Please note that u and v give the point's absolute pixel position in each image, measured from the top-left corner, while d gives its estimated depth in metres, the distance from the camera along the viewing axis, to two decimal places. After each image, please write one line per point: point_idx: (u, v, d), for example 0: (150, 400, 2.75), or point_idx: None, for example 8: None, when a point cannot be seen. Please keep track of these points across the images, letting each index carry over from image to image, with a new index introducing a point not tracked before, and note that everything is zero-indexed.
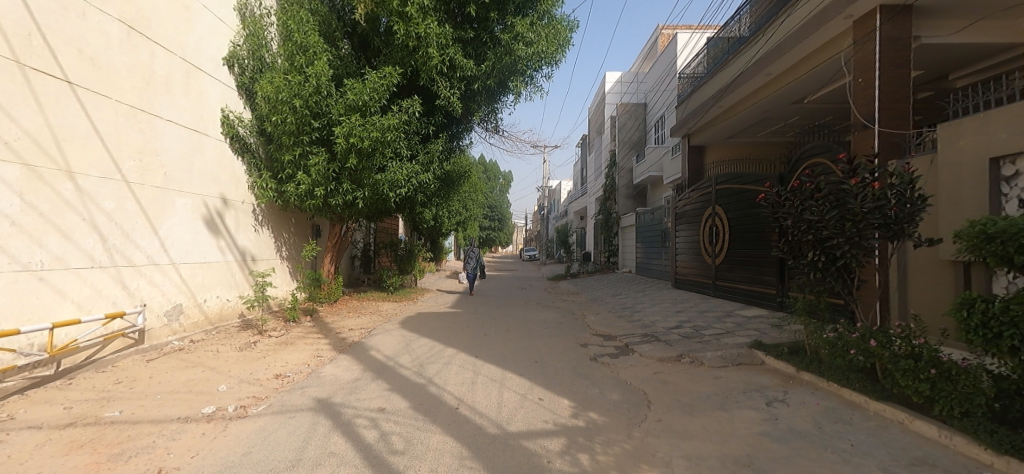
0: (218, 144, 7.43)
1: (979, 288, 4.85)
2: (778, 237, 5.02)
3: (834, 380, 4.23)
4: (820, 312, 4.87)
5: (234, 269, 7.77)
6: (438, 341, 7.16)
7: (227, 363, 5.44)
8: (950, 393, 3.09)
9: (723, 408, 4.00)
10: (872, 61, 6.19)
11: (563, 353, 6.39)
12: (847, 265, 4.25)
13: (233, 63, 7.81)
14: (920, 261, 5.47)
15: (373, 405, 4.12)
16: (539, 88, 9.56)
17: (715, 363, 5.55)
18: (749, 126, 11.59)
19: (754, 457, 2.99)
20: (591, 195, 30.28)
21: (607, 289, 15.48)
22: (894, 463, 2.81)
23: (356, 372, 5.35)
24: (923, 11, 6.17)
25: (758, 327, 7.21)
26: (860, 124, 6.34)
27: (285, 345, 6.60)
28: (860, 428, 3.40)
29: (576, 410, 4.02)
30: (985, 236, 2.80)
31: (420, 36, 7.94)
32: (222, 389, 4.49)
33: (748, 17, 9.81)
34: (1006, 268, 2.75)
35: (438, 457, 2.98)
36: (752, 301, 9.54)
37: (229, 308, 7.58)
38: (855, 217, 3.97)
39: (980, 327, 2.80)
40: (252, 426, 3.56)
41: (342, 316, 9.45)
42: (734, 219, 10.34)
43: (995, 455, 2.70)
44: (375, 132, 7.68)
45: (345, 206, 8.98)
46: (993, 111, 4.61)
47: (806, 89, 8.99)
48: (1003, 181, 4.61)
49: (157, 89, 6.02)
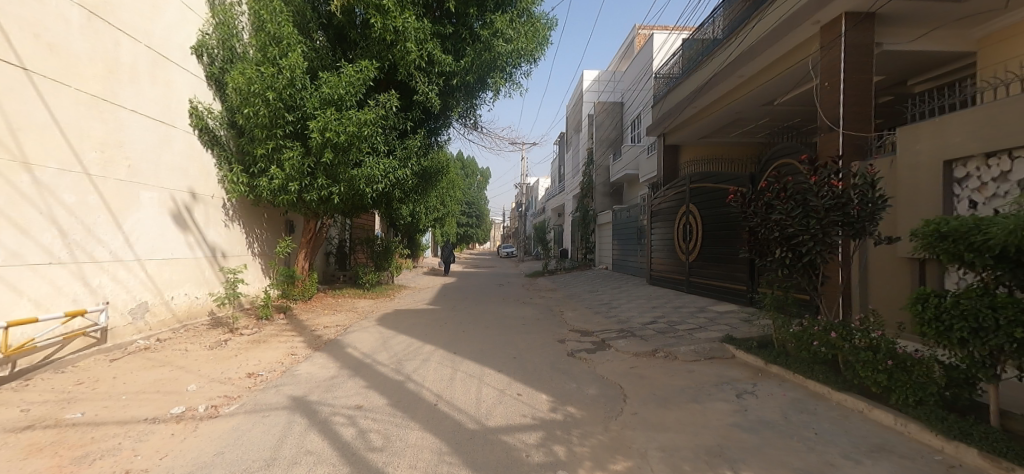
0: (187, 136, 7.18)
1: (933, 283, 5.11)
2: (746, 236, 5.20)
3: (800, 373, 4.41)
4: (787, 307, 5.07)
5: (203, 265, 7.53)
6: (417, 338, 7.12)
7: (196, 362, 5.28)
8: (906, 383, 3.29)
9: (696, 400, 4.13)
10: (837, 66, 6.46)
11: (541, 348, 6.45)
12: (813, 262, 4.40)
13: (203, 53, 7.54)
14: (879, 257, 5.75)
15: (350, 402, 4.07)
16: (517, 85, 9.57)
17: (689, 357, 5.69)
18: (721, 126, 11.89)
19: (725, 447, 3.10)
20: (568, 193, 30.32)
21: (584, 285, 15.65)
22: (855, 450, 2.96)
23: (332, 370, 5.29)
24: (883, 20, 6.49)
25: (730, 322, 7.45)
26: (826, 127, 6.60)
27: (257, 343, 6.45)
28: (824, 418, 3.57)
29: (555, 404, 4.08)
30: (938, 234, 2.96)
31: (398, 30, 7.85)
32: (192, 388, 4.38)
33: (722, 19, 10.04)
34: (956, 264, 2.92)
35: (417, 453, 2.99)
36: (724, 297, 9.83)
37: (197, 306, 7.33)
38: (818, 215, 4.14)
39: (933, 320, 2.96)
40: (225, 426, 3.48)
41: (317, 313, 9.33)
42: (708, 217, 10.58)
43: (945, 440, 2.87)
44: (351, 127, 7.57)
45: (321, 202, 8.80)
46: (947, 115, 4.88)
47: (777, 92, 9.25)
48: (955, 183, 4.91)
49: (121, 77, 5.78)
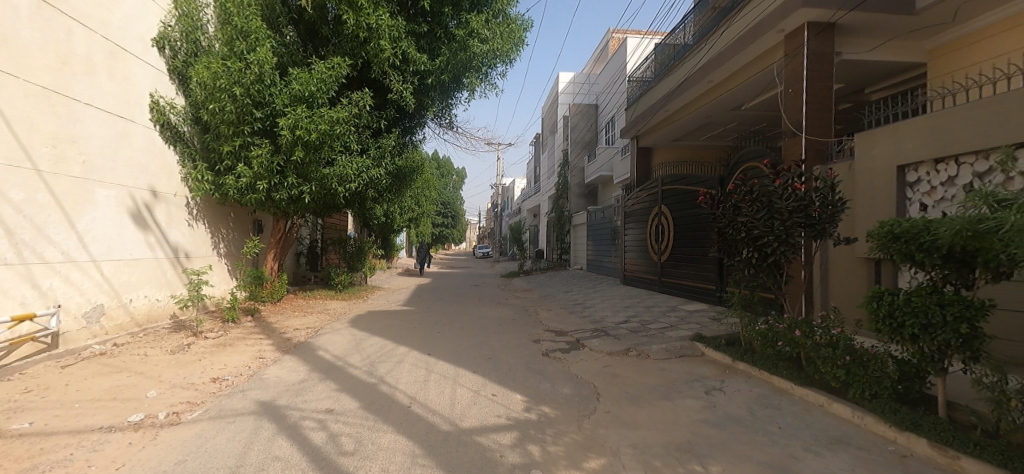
0: (147, 132, 6.88)
1: (888, 282, 5.38)
2: (715, 237, 5.34)
3: (765, 369, 4.56)
4: (754, 306, 5.24)
5: (164, 266, 7.23)
6: (390, 340, 7.02)
7: (157, 368, 5.06)
8: (862, 377, 3.44)
9: (667, 398, 4.21)
10: (800, 73, 6.72)
11: (516, 349, 6.46)
12: (777, 262, 4.55)
13: (165, 45, 7.25)
14: (839, 257, 5.99)
15: (321, 406, 3.99)
16: (493, 85, 9.57)
17: (660, 355, 5.80)
18: (692, 130, 12.19)
19: (694, 443, 3.17)
20: (544, 193, 30.47)
21: (559, 286, 15.76)
22: (816, 443, 3.09)
23: (302, 373, 5.16)
24: (842, 30, 6.78)
25: (699, 321, 7.63)
26: (790, 132, 6.86)
27: (222, 347, 6.23)
28: (788, 412, 3.70)
29: (529, 404, 4.10)
30: (892, 235, 3.11)
31: (372, 27, 7.74)
32: (152, 395, 4.19)
33: (693, 25, 10.29)
34: (908, 264, 3.08)
35: (390, 457, 2.95)
36: (694, 296, 10.07)
37: (158, 309, 7.02)
38: (782, 217, 4.29)
39: (887, 317, 3.10)
40: (188, 433, 3.35)
41: (286, 315, 9.08)
42: (679, 218, 10.82)
43: (898, 431, 3.02)
44: (323, 125, 7.40)
45: (291, 201, 8.58)
46: (901, 122, 5.13)
47: (744, 97, 9.54)
48: (908, 186, 5.17)
49: (75, 69, 5.49)
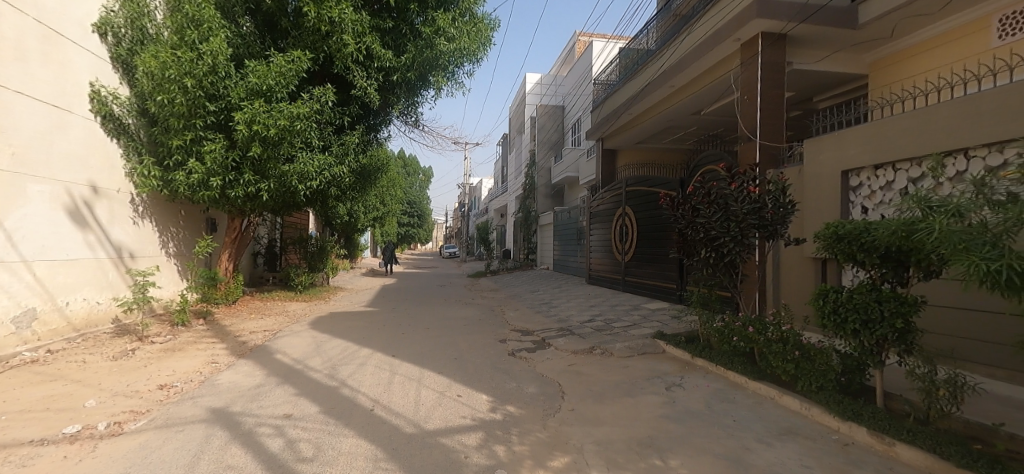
0: (87, 123, 6.45)
1: (832, 280, 5.69)
2: (675, 238, 5.50)
3: (722, 364, 4.74)
4: (711, 304, 5.43)
5: (106, 267, 6.78)
6: (353, 342, 6.86)
7: (97, 375, 4.74)
8: (809, 370, 3.63)
9: (630, 395, 4.31)
10: (755, 81, 7.02)
11: (482, 349, 6.44)
12: (733, 261, 4.74)
13: (107, 31, 6.81)
14: (789, 257, 6.30)
15: (278, 412, 3.84)
16: (460, 84, 9.50)
17: (623, 353, 5.93)
18: (654, 133, 12.52)
19: (655, 438, 3.26)
20: (511, 193, 30.55)
21: (526, 286, 15.83)
22: (768, 434, 3.23)
23: (258, 378, 4.96)
24: (793, 41, 7.14)
25: (661, 319, 7.85)
26: (745, 137, 7.16)
27: (171, 352, 5.90)
28: (742, 405, 3.86)
29: (495, 404, 4.09)
30: (836, 236, 3.30)
31: (334, 21, 7.53)
32: (91, 404, 3.92)
33: (655, 31, 10.57)
34: (851, 263, 3.27)
35: (351, 461, 2.88)
36: (656, 295, 10.33)
37: (99, 313, 6.58)
38: (737, 218, 4.47)
39: (832, 313, 3.29)
40: (131, 444, 3.15)
41: (242, 318, 8.71)
42: (642, 219, 11.09)
43: (841, 421, 3.21)
44: (282, 120, 7.13)
45: (247, 199, 8.22)
46: (846, 130, 5.45)
47: (703, 102, 9.88)
48: (851, 190, 5.49)
49: (4, 54, 5.09)
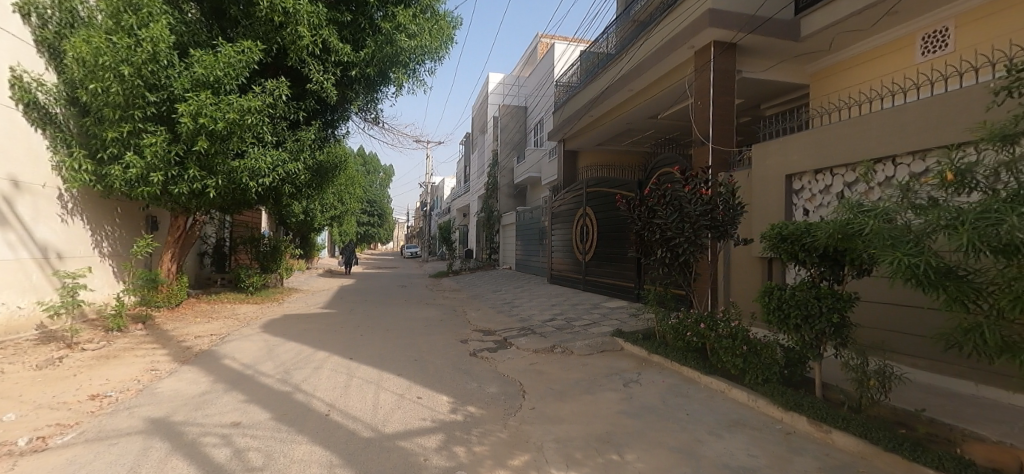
0: (6, 111, 5.91)
1: (777, 278, 6.01)
2: (633, 238, 5.64)
3: (676, 360, 4.91)
4: (667, 302, 5.61)
5: (29, 269, 6.23)
6: (308, 345, 6.62)
7: (17, 387, 4.34)
8: (756, 364, 3.82)
9: (589, 392, 4.39)
10: (708, 87, 7.32)
11: (442, 350, 6.37)
12: (687, 261, 4.91)
13: (30, 12, 6.27)
14: (738, 256, 6.60)
15: (225, 420, 3.65)
16: (421, 82, 9.35)
17: (583, 351, 6.03)
18: (614, 135, 12.80)
19: (612, 433, 3.33)
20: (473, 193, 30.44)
21: (488, 285, 15.81)
22: (718, 426, 3.37)
23: (204, 385, 4.69)
24: (742, 50, 7.49)
25: (619, 317, 8.03)
26: (699, 141, 7.44)
27: (104, 359, 5.48)
28: (695, 399, 4.00)
29: (455, 405, 4.06)
30: (780, 236, 3.48)
31: (289, 11, 7.24)
32: (9, 418, 3.58)
33: (614, 36, 10.81)
34: (793, 262, 3.46)
35: (303, 469, 2.77)
36: (615, 294, 10.57)
37: (20, 318, 6.03)
38: (691, 220, 4.64)
39: (776, 310, 3.47)
40: (57, 460, 2.90)
41: (186, 321, 8.22)
42: (602, 219, 11.32)
43: (784, 411, 3.39)
44: (231, 113, 6.78)
45: (192, 196, 7.76)
46: (790, 136, 5.77)
47: (660, 106, 10.20)
48: (794, 193, 5.81)
49: None
